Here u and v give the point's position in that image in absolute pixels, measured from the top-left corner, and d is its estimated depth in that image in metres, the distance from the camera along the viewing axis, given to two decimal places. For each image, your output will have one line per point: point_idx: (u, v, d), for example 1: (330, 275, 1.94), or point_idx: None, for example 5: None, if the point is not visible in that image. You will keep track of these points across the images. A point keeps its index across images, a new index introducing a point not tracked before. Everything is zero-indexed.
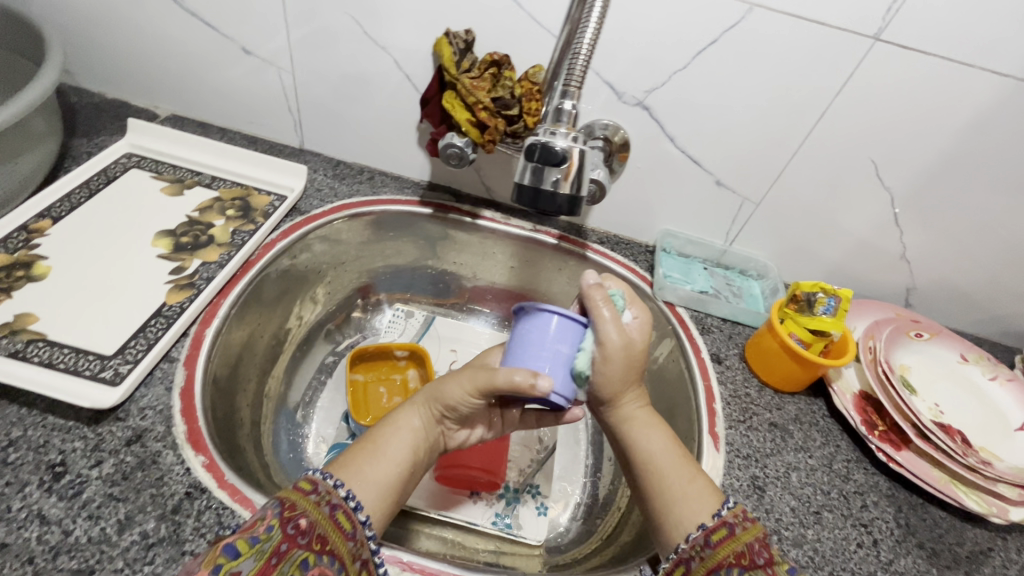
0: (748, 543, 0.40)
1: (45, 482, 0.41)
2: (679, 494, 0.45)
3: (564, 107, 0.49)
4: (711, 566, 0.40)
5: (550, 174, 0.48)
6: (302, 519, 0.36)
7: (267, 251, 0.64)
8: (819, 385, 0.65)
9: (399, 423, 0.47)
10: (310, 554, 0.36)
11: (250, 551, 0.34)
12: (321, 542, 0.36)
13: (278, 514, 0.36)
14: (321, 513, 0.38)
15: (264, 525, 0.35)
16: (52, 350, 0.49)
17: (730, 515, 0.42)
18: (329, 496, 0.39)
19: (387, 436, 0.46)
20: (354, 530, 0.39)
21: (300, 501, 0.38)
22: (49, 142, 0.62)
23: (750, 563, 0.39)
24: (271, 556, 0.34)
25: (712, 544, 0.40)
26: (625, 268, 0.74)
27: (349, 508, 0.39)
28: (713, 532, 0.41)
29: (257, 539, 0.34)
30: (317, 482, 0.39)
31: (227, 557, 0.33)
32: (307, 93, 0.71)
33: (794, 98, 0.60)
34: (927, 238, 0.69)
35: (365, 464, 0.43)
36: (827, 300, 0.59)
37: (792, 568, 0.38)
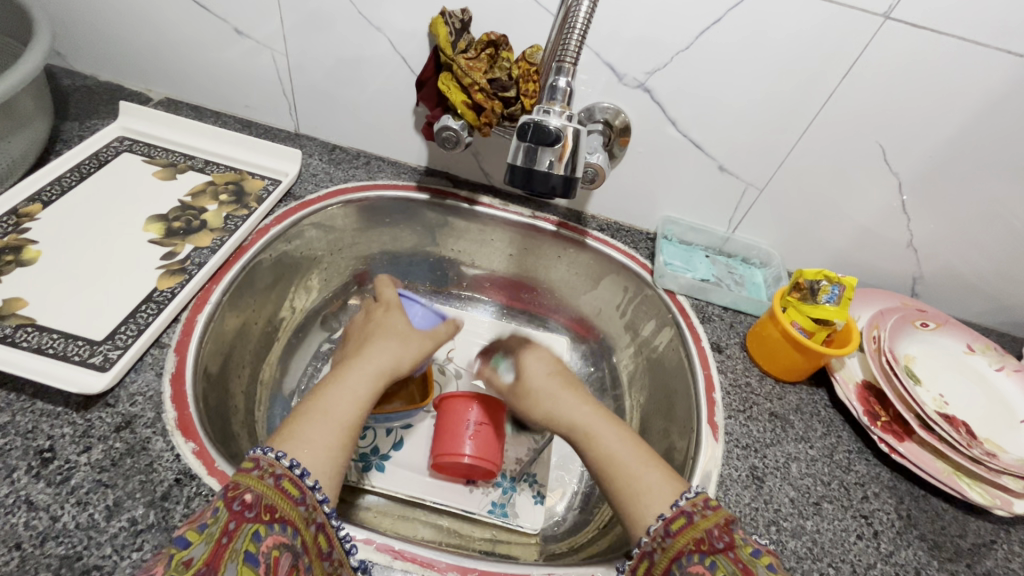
0: (708, 529, 0.39)
1: (33, 467, 0.41)
2: (640, 477, 0.44)
3: (558, 84, 0.48)
4: (673, 556, 0.38)
5: (544, 155, 0.46)
6: (247, 494, 0.36)
7: (261, 237, 0.63)
8: (822, 374, 0.64)
9: (343, 381, 0.48)
10: (260, 525, 0.35)
11: (200, 537, 0.34)
12: (271, 512, 0.36)
13: (223, 496, 0.36)
14: (266, 484, 0.37)
15: (210, 510, 0.35)
16: (41, 335, 0.48)
17: (689, 505, 0.41)
18: (273, 468, 0.38)
19: (326, 397, 0.46)
20: (304, 494, 0.38)
21: (243, 480, 0.37)
22: (38, 124, 0.60)
23: (709, 548, 0.37)
24: (221, 536, 0.34)
25: (671, 533, 0.39)
26: (625, 256, 0.73)
27: (295, 475, 0.39)
28: (672, 521, 0.40)
29: (204, 525, 0.34)
30: (258, 459, 0.39)
31: (177, 548, 0.33)
32: (301, 76, 0.69)
33: (800, 79, 0.58)
34: (935, 226, 0.67)
35: (304, 429, 0.43)
36: (831, 288, 0.57)
37: (755, 550, 0.37)
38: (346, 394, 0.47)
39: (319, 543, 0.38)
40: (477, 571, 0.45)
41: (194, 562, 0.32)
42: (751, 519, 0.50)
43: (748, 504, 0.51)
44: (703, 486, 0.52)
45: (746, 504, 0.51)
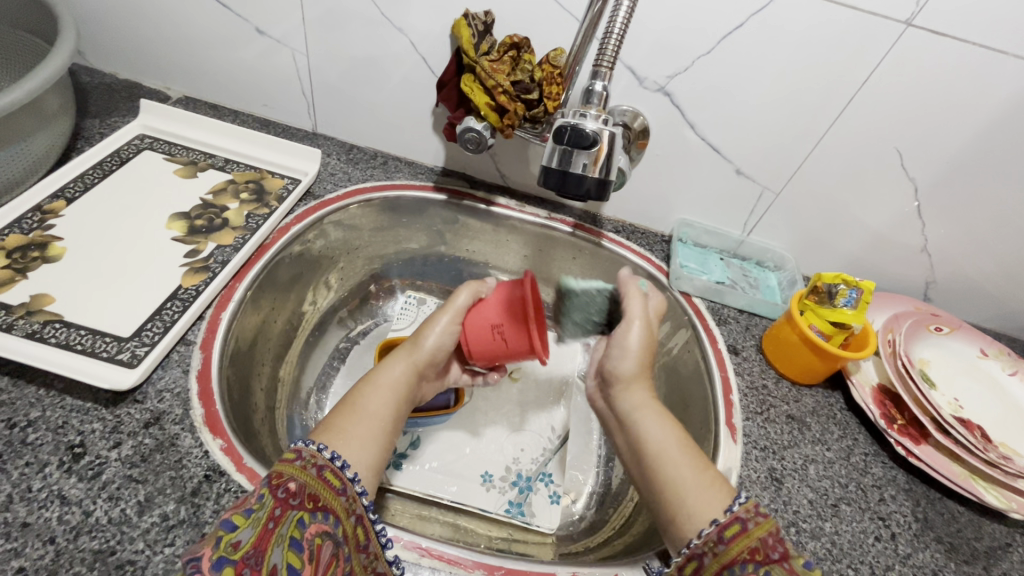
0: (762, 538, 0.39)
1: (65, 462, 0.41)
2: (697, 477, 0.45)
3: (594, 88, 0.48)
4: (726, 563, 0.39)
5: (579, 158, 0.47)
6: (292, 483, 0.37)
7: (282, 235, 0.63)
8: (837, 377, 0.65)
9: (377, 382, 0.49)
10: (305, 512, 0.36)
11: (246, 522, 0.34)
12: (313, 501, 0.37)
13: (267, 482, 0.37)
14: (309, 474, 0.38)
15: (255, 496, 0.36)
16: (69, 332, 0.48)
17: (742, 510, 0.40)
18: (314, 459, 0.39)
19: (366, 395, 0.47)
20: (344, 485, 0.40)
21: (287, 468, 0.38)
22: (62, 122, 0.61)
23: (764, 559, 0.38)
24: (267, 522, 0.35)
25: (725, 541, 0.39)
26: (641, 258, 0.73)
27: (337, 467, 0.40)
28: (725, 528, 0.40)
29: (250, 510, 0.35)
30: (300, 450, 0.40)
31: (225, 530, 0.33)
32: (321, 76, 0.70)
33: (819, 85, 0.59)
34: (949, 231, 0.68)
35: (346, 425, 0.44)
36: (848, 291, 0.58)
37: (808, 562, 0.37)
38: (384, 394, 0.48)
39: (357, 535, 0.39)
40: (502, 569, 0.45)
41: (243, 545, 0.33)
42: (771, 520, 0.50)
43: (767, 505, 0.51)
44: None
45: (766, 505, 0.51)
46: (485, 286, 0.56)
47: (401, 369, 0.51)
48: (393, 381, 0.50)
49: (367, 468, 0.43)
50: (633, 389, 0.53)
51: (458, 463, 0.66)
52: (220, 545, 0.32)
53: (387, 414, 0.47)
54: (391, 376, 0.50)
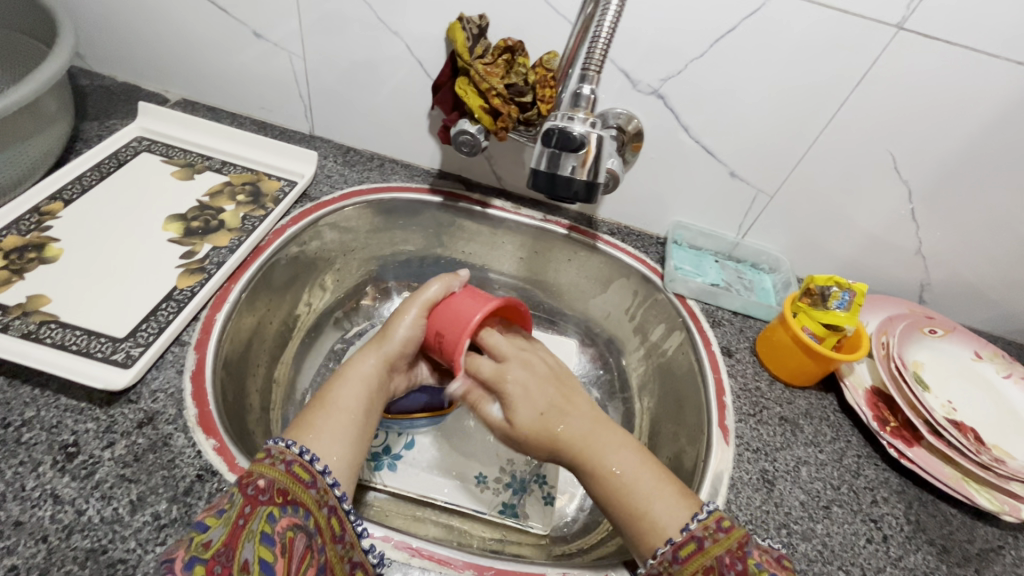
0: (718, 556, 0.40)
1: (59, 462, 0.41)
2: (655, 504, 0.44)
3: (582, 91, 0.49)
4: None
5: (568, 160, 0.48)
6: (261, 480, 0.39)
7: (278, 237, 0.64)
8: (830, 380, 0.65)
9: (347, 377, 0.50)
10: (274, 507, 0.38)
11: (218, 522, 0.37)
12: (282, 495, 0.39)
13: (238, 482, 0.39)
14: (278, 470, 0.40)
15: (226, 496, 0.38)
16: (64, 332, 0.49)
17: (698, 529, 0.42)
18: (283, 455, 0.41)
19: (335, 387, 0.49)
20: (314, 479, 0.40)
21: (258, 467, 0.40)
22: (60, 124, 0.61)
23: None
24: (238, 519, 0.37)
25: (679, 560, 0.41)
26: (635, 260, 0.73)
27: (305, 461, 0.41)
28: (680, 548, 0.41)
29: (222, 510, 0.37)
30: (271, 448, 0.41)
31: (197, 531, 0.36)
32: (318, 79, 0.70)
33: (812, 88, 0.59)
34: (943, 233, 0.68)
35: (318, 418, 0.45)
36: (841, 294, 0.58)
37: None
38: (356, 384, 0.49)
39: (333, 526, 0.40)
40: (492, 570, 0.45)
41: (213, 543, 0.35)
42: (762, 522, 0.50)
43: (758, 507, 0.51)
44: (714, 488, 0.52)
45: (757, 506, 0.51)
46: (457, 279, 0.58)
47: (373, 362, 0.52)
48: (364, 375, 0.51)
49: (340, 460, 0.43)
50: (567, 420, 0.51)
51: (453, 464, 0.66)
52: (191, 546, 0.35)
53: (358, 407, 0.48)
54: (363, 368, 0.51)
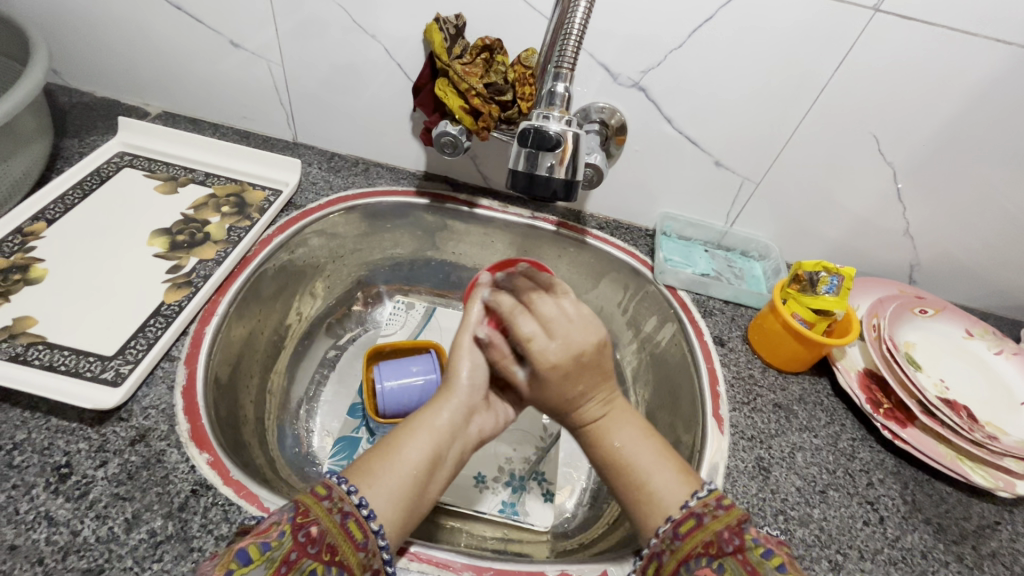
0: (718, 531, 0.39)
1: (52, 483, 0.41)
2: (647, 479, 0.44)
3: (556, 89, 0.49)
4: (681, 558, 0.39)
5: (545, 159, 0.47)
6: (314, 527, 0.35)
7: (264, 247, 0.63)
8: (823, 364, 0.65)
9: (417, 424, 0.44)
10: (319, 565, 0.34)
11: (261, 558, 0.34)
12: (331, 553, 0.35)
13: (292, 519, 0.36)
14: (333, 521, 0.36)
15: (276, 530, 0.35)
16: (53, 353, 0.49)
17: (698, 504, 0.41)
18: (341, 503, 0.37)
19: (402, 435, 0.43)
20: (366, 539, 0.36)
21: (314, 507, 0.37)
22: (40, 144, 0.61)
23: (717, 552, 0.38)
24: (280, 565, 0.34)
25: (680, 536, 0.40)
26: (625, 253, 0.73)
27: (361, 517, 0.37)
28: (680, 523, 0.40)
29: (268, 546, 0.34)
30: (331, 488, 0.38)
31: (239, 563, 0.34)
32: (299, 86, 0.70)
33: (792, 74, 0.59)
34: (929, 213, 0.68)
35: (376, 467, 0.40)
36: (829, 279, 0.58)
37: (767, 556, 0.37)
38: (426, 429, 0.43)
39: None
40: (492, 570, 0.45)
41: None
42: (759, 509, 0.50)
43: (755, 495, 0.51)
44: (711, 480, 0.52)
45: (754, 494, 0.52)
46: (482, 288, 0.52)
47: (448, 411, 0.45)
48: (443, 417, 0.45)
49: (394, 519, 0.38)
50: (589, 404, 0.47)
51: None
52: None
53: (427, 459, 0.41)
54: (435, 417, 0.44)
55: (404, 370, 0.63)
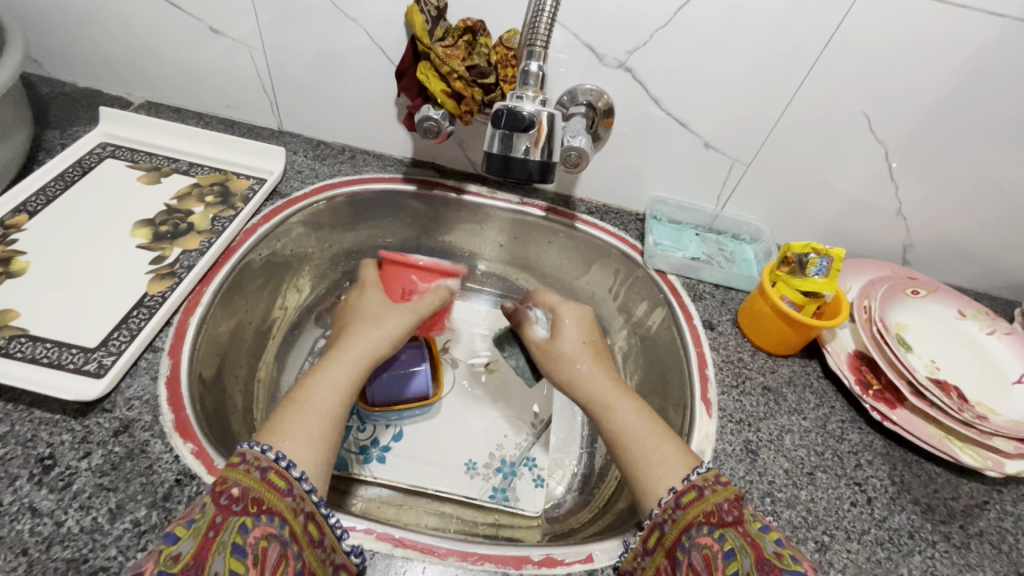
0: (718, 503, 0.39)
1: (36, 475, 0.41)
2: (654, 452, 0.45)
3: (530, 68, 0.48)
4: (683, 527, 0.39)
5: (520, 141, 0.46)
6: (234, 488, 0.36)
7: (249, 236, 0.63)
8: (814, 346, 0.65)
9: (325, 377, 0.47)
10: (248, 517, 0.35)
11: (187, 533, 0.33)
12: (258, 505, 0.36)
13: (210, 491, 0.36)
14: (253, 478, 0.37)
15: (198, 506, 0.35)
16: (35, 345, 0.48)
17: (699, 479, 0.41)
18: (258, 461, 0.38)
19: (308, 389, 0.45)
20: (292, 485, 0.38)
21: (229, 475, 0.37)
22: (19, 135, 0.60)
23: (719, 521, 0.38)
24: (208, 530, 0.33)
25: (682, 506, 0.40)
26: (615, 238, 0.73)
27: (282, 468, 0.38)
28: (682, 494, 0.41)
29: (192, 520, 0.34)
30: (245, 453, 0.38)
31: (165, 543, 0.33)
32: (281, 73, 0.69)
33: (782, 51, 0.58)
34: (922, 192, 0.67)
35: (289, 421, 0.42)
36: (818, 261, 0.57)
37: (763, 526, 0.37)
38: (331, 384, 0.46)
39: (311, 531, 0.37)
40: (476, 555, 0.44)
41: (183, 556, 0.32)
42: (746, 492, 0.51)
43: (743, 477, 0.51)
44: None
45: (741, 477, 0.52)
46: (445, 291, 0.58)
47: (349, 367, 0.48)
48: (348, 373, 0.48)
49: (316, 463, 0.41)
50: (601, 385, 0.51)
51: (441, 452, 0.66)
52: (160, 560, 0.32)
53: (336, 408, 0.45)
54: (340, 372, 0.47)
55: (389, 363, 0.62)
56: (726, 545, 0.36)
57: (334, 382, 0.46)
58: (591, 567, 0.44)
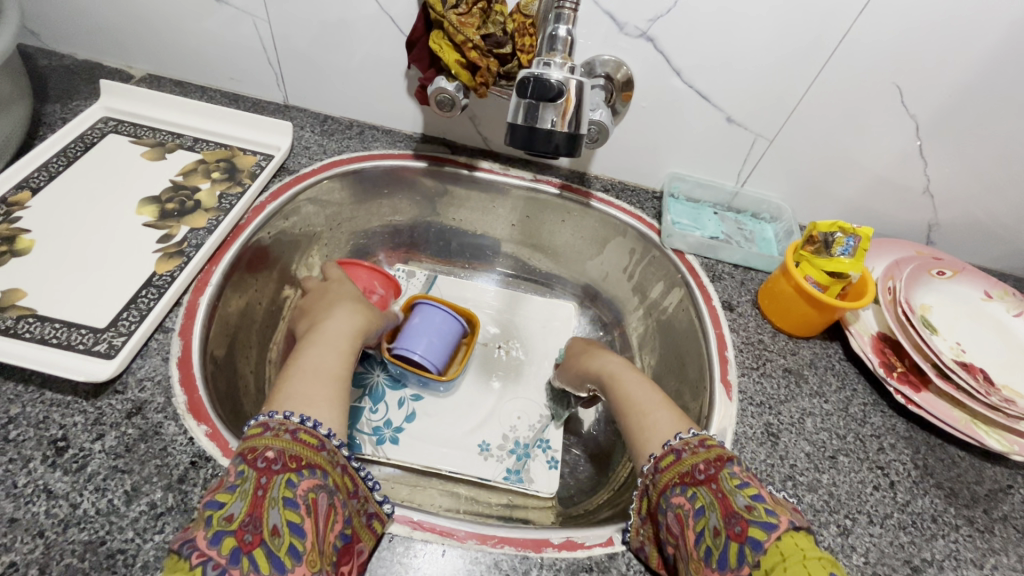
0: (694, 463, 0.41)
1: (49, 457, 0.41)
2: (647, 417, 0.48)
3: (558, 32, 0.46)
4: (661, 489, 0.42)
5: (546, 113, 0.45)
6: (269, 451, 0.36)
7: (258, 215, 0.61)
8: (836, 328, 0.63)
9: (320, 343, 0.47)
10: (291, 473, 0.35)
11: (233, 496, 0.33)
12: (297, 460, 0.36)
13: (243, 459, 0.36)
14: (284, 440, 0.37)
15: (234, 474, 0.35)
16: (44, 326, 0.47)
17: (679, 443, 0.43)
18: (285, 426, 0.38)
19: (306, 354, 0.45)
20: (323, 441, 0.38)
21: (258, 441, 0.37)
22: (18, 109, 0.58)
23: (692, 480, 0.41)
24: (256, 491, 0.34)
25: (660, 469, 0.43)
26: (631, 216, 0.71)
27: (309, 428, 0.38)
28: (660, 459, 0.43)
29: (234, 485, 0.34)
30: (266, 422, 0.38)
31: (213, 509, 0.33)
32: (286, 45, 0.66)
33: (813, 20, 0.55)
34: (952, 170, 0.65)
35: (292, 386, 0.42)
36: (845, 240, 0.56)
37: (741, 483, 0.38)
38: (329, 348, 0.47)
39: (346, 483, 0.39)
40: (495, 538, 0.44)
41: (237, 517, 0.32)
42: (767, 475, 0.50)
43: (764, 461, 0.51)
44: None
45: (762, 460, 0.51)
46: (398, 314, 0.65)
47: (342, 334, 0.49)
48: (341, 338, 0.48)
49: (337, 419, 0.41)
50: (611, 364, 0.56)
51: (454, 433, 0.65)
52: (212, 525, 0.32)
53: (337, 368, 0.45)
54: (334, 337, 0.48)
55: (412, 334, 0.63)
56: (698, 503, 0.39)
57: (330, 346, 0.47)
58: (611, 551, 0.44)
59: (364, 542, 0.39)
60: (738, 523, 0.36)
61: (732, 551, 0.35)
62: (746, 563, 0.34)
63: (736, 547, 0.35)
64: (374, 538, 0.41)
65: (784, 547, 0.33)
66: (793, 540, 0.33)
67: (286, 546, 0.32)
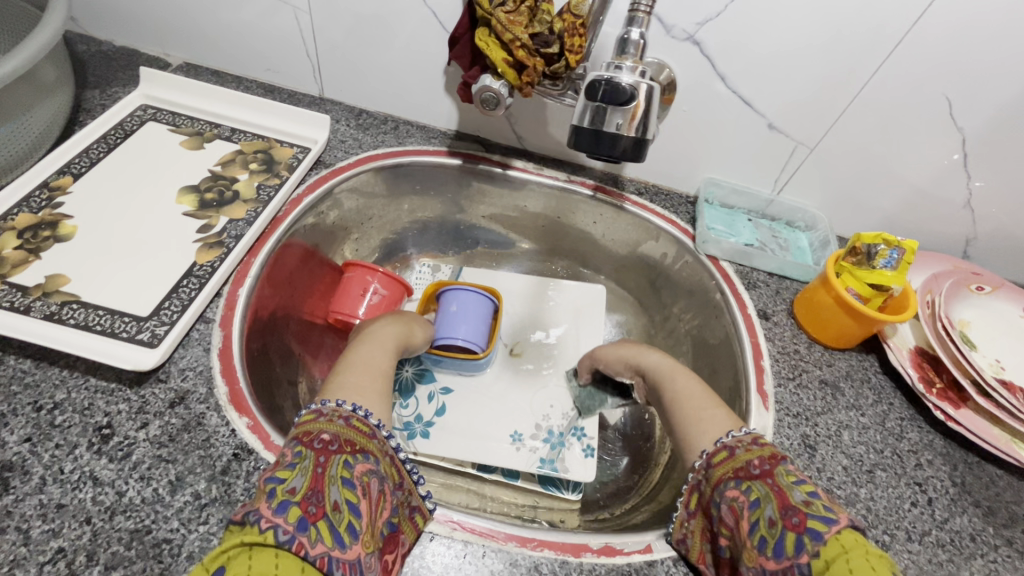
0: (748, 460, 0.40)
1: (94, 444, 0.41)
2: (701, 411, 0.47)
3: (631, 36, 0.45)
4: (715, 484, 0.41)
5: (614, 116, 0.44)
6: (324, 434, 0.37)
7: (295, 207, 0.61)
8: (872, 340, 0.63)
9: (366, 346, 0.50)
10: (347, 455, 0.36)
11: (293, 472, 0.34)
12: (351, 445, 0.37)
13: (299, 441, 0.36)
14: (338, 425, 0.38)
15: (291, 454, 0.35)
16: (87, 312, 0.48)
17: (731, 440, 0.43)
18: (338, 413, 0.39)
19: (353, 355, 0.48)
20: (373, 430, 0.39)
21: (313, 426, 0.38)
22: (61, 94, 0.59)
23: (746, 475, 0.40)
24: (316, 468, 0.34)
25: (713, 465, 0.42)
26: (665, 221, 0.70)
27: (361, 417, 0.39)
28: (713, 455, 0.43)
29: (293, 463, 0.34)
30: (320, 408, 0.39)
31: (275, 484, 0.33)
32: (325, 37, 0.66)
33: (866, 28, 0.54)
34: (996, 185, 0.63)
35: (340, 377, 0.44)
36: (889, 253, 0.54)
37: (798, 478, 0.38)
38: (374, 352, 0.49)
39: (394, 472, 0.39)
40: (534, 541, 0.43)
41: (299, 489, 0.33)
42: None
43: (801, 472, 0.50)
44: None
45: None
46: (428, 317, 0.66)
47: (385, 339, 0.52)
48: (383, 342, 0.51)
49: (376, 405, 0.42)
50: (659, 360, 0.55)
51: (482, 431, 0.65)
52: (276, 496, 0.32)
53: (380, 368, 0.47)
54: (378, 341, 0.51)
55: (452, 320, 0.64)
56: (753, 496, 0.38)
57: (374, 348, 0.50)
58: (650, 558, 0.43)
59: (407, 535, 0.39)
60: (796, 515, 0.35)
61: (789, 540, 0.34)
62: (804, 551, 0.33)
63: (793, 536, 0.34)
64: (415, 533, 0.40)
65: (844, 540, 0.32)
66: (854, 536, 0.33)
67: (345, 522, 0.33)
